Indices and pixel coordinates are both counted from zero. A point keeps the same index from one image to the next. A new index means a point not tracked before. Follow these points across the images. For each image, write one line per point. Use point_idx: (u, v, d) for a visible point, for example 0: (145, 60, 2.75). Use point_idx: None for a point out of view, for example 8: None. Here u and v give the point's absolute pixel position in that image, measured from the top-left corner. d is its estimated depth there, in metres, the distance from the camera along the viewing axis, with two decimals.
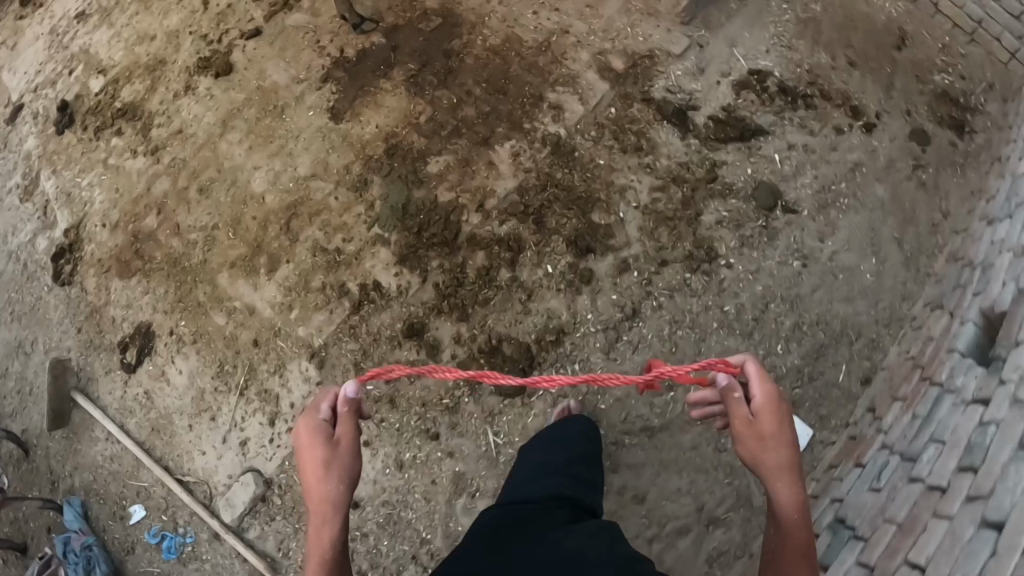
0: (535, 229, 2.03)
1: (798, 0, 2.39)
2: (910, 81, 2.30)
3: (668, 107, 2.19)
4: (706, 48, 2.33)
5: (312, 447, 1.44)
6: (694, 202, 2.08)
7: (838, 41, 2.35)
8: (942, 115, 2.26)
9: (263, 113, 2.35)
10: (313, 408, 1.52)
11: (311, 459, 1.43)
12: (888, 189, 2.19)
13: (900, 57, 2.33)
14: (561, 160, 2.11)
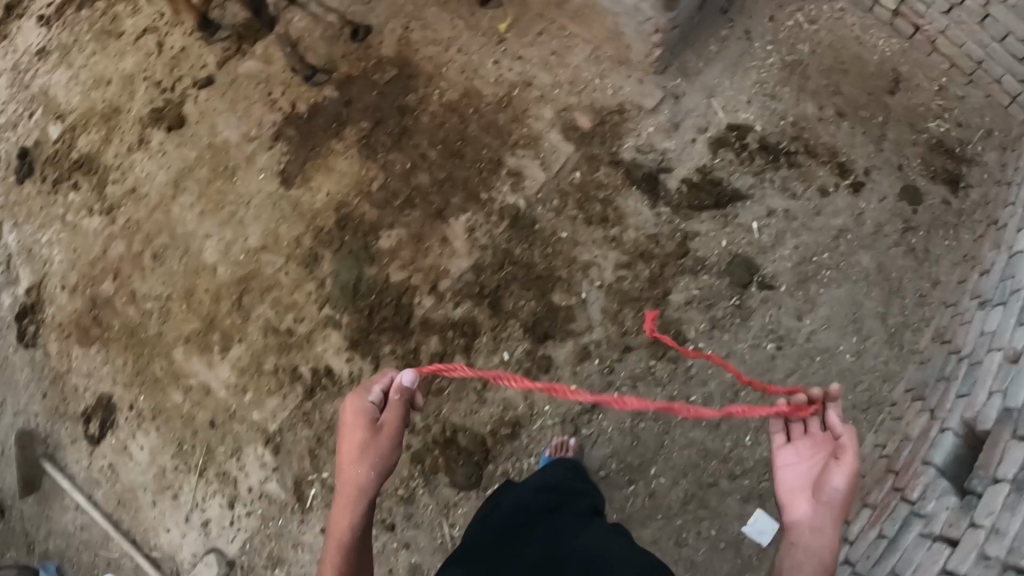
0: (491, 313, 1.93)
1: (784, 42, 2.26)
2: (901, 130, 2.21)
3: (637, 171, 2.04)
4: (682, 98, 2.16)
5: (354, 429, 1.40)
6: (662, 279, 1.94)
7: (826, 87, 2.23)
8: (936, 168, 2.17)
9: (214, 176, 2.23)
10: (367, 387, 1.46)
11: (349, 443, 1.40)
12: (873, 258, 2.05)
13: (892, 104, 2.24)
14: (520, 234, 1.97)
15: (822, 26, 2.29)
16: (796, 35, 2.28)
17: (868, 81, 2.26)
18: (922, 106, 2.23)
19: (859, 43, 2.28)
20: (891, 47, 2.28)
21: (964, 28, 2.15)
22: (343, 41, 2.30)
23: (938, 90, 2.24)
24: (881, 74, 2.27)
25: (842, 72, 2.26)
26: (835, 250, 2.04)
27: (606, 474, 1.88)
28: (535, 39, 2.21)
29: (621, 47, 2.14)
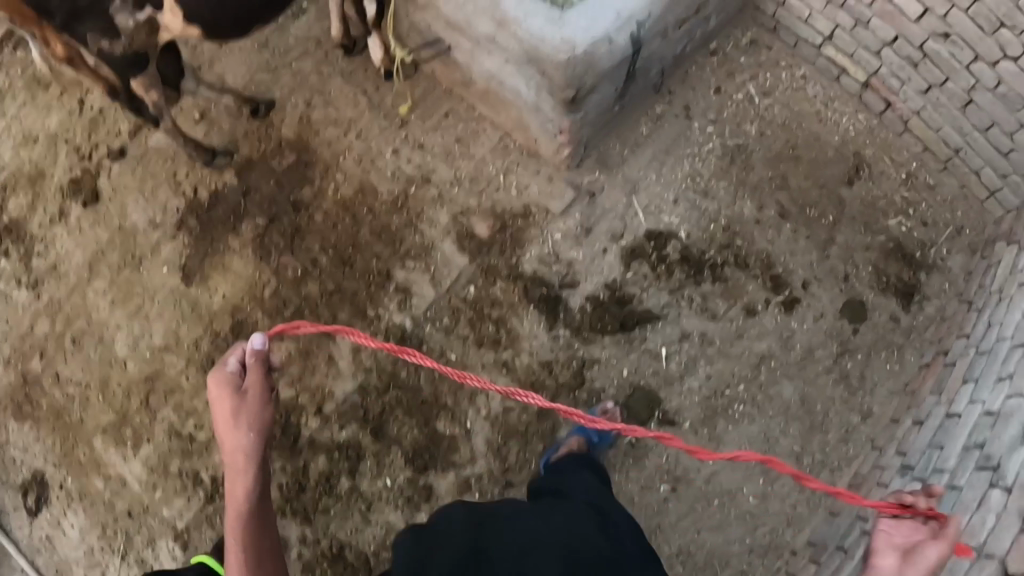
0: (374, 438, 1.89)
1: (725, 122, 2.06)
2: (851, 232, 2.01)
3: (535, 290, 1.88)
4: (598, 196, 1.94)
5: (220, 401, 1.35)
6: (553, 411, 1.83)
7: (770, 180, 2.01)
8: (891, 276, 1.98)
9: (122, 266, 2.16)
10: (220, 363, 1.43)
11: (220, 418, 1.34)
12: (796, 389, 1.87)
13: (849, 197, 2.04)
14: (406, 356, 1.89)
15: (776, 98, 2.12)
16: (741, 113, 2.09)
17: (823, 168, 2.06)
18: (882, 198, 2.06)
19: (824, 113, 2.12)
20: (858, 124, 2.13)
21: (943, 112, 1.99)
22: (244, 116, 2.15)
23: (904, 181, 2.08)
24: (841, 162, 2.08)
25: (794, 160, 2.04)
26: (755, 379, 1.86)
27: None
28: (439, 122, 2.02)
29: (530, 140, 1.92)
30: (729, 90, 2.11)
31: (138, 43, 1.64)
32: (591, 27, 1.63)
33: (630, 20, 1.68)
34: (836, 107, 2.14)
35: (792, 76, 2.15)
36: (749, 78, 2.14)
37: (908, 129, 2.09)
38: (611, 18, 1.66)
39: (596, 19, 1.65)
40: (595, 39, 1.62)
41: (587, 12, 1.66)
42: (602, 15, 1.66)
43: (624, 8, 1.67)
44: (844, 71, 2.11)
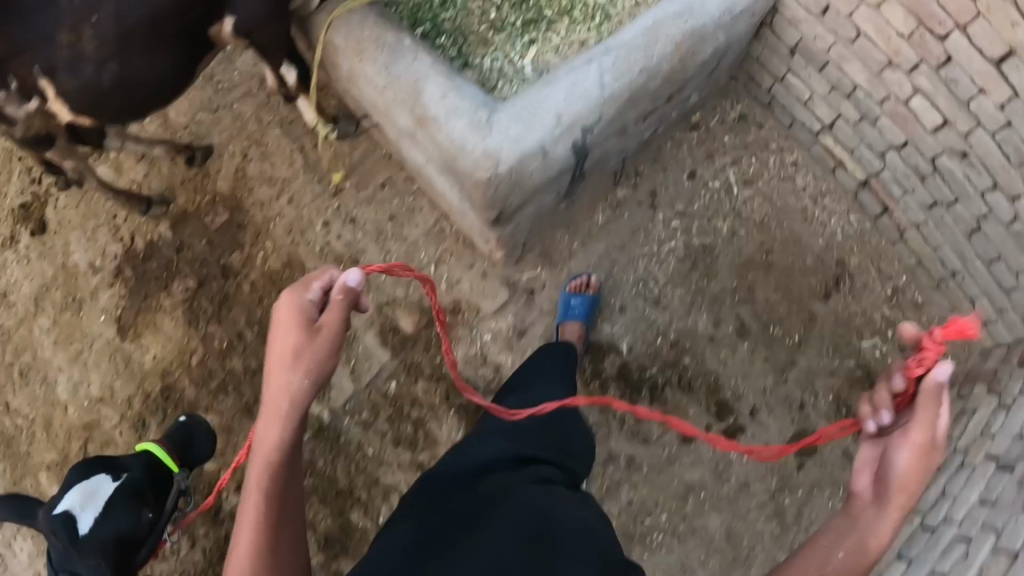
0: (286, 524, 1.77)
1: (694, 217, 1.86)
2: (814, 355, 1.82)
3: (456, 393, 1.78)
4: (537, 295, 1.80)
5: (284, 332, 1.04)
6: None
7: (732, 290, 1.81)
8: (852, 406, 1.80)
9: (63, 308, 2.06)
10: (299, 287, 1.10)
11: (281, 350, 1.04)
12: (722, 521, 1.75)
13: (821, 313, 1.84)
14: (323, 444, 1.79)
15: (756, 190, 1.90)
16: (715, 204, 1.88)
17: (794, 278, 1.85)
18: (858, 314, 1.85)
19: (810, 211, 1.89)
20: (848, 228, 1.89)
21: (946, 232, 1.75)
22: (181, 162, 2.02)
23: (887, 298, 1.87)
24: (816, 271, 1.86)
25: (764, 267, 1.84)
26: (680, 507, 1.76)
27: None
28: (375, 193, 1.87)
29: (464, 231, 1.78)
30: (706, 175, 1.90)
31: (36, 128, 1.55)
32: (521, 134, 1.41)
33: (575, 123, 1.45)
34: (827, 205, 1.90)
35: (779, 164, 1.92)
36: (727, 162, 1.91)
37: (907, 239, 1.86)
38: (548, 123, 1.43)
39: (531, 122, 1.42)
40: (524, 150, 1.40)
41: (520, 114, 1.43)
42: (537, 117, 1.43)
43: (566, 110, 1.44)
44: (841, 164, 1.87)
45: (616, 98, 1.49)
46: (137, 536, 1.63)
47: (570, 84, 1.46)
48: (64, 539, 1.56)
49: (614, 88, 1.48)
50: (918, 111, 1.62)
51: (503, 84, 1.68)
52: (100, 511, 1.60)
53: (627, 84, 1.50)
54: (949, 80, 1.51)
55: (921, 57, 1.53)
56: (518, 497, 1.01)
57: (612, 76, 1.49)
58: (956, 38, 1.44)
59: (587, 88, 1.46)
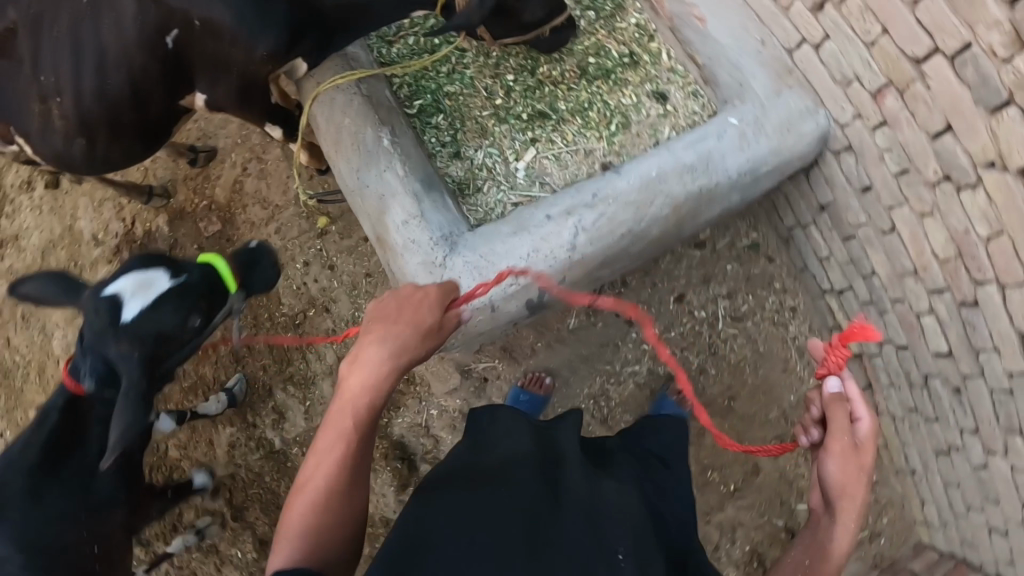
0: (227, 526, 1.83)
1: (668, 342, 1.83)
2: (745, 506, 1.80)
3: (394, 452, 1.86)
4: (491, 383, 1.86)
5: (423, 306, 1.03)
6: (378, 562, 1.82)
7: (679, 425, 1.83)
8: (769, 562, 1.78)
9: (63, 271, 1.99)
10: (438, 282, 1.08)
11: (409, 320, 1.00)
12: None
13: (766, 467, 1.81)
14: (274, 462, 1.85)
15: (740, 330, 1.81)
16: (691, 334, 1.82)
17: (749, 429, 1.81)
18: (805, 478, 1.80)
19: (793, 366, 1.80)
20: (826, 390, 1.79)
21: (919, 437, 1.58)
22: (183, 161, 1.97)
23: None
24: (774, 424, 1.80)
25: (720, 410, 1.82)
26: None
27: None
28: (357, 245, 1.89)
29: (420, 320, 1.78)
30: (694, 302, 1.82)
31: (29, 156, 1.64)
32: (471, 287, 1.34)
33: (533, 284, 1.36)
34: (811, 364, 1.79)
35: (772, 308, 1.80)
36: (720, 292, 1.81)
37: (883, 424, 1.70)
38: (502, 280, 1.34)
39: (484, 276, 1.34)
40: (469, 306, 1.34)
41: (476, 263, 1.35)
42: (492, 272, 1.34)
43: (526, 270, 1.34)
44: (839, 329, 1.73)
45: (588, 260, 1.38)
46: (177, 340, 1.43)
47: (539, 239, 1.35)
48: (106, 320, 1.37)
49: (586, 251, 1.36)
50: (931, 330, 1.40)
51: (488, 185, 1.56)
52: (150, 300, 1.39)
53: (602, 247, 1.37)
54: (969, 322, 1.30)
55: (948, 286, 1.31)
56: (581, 497, 0.95)
57: (588, 236, 1.35)
58: (991, 291, 1.22)
59: (555, 249, 1.35)
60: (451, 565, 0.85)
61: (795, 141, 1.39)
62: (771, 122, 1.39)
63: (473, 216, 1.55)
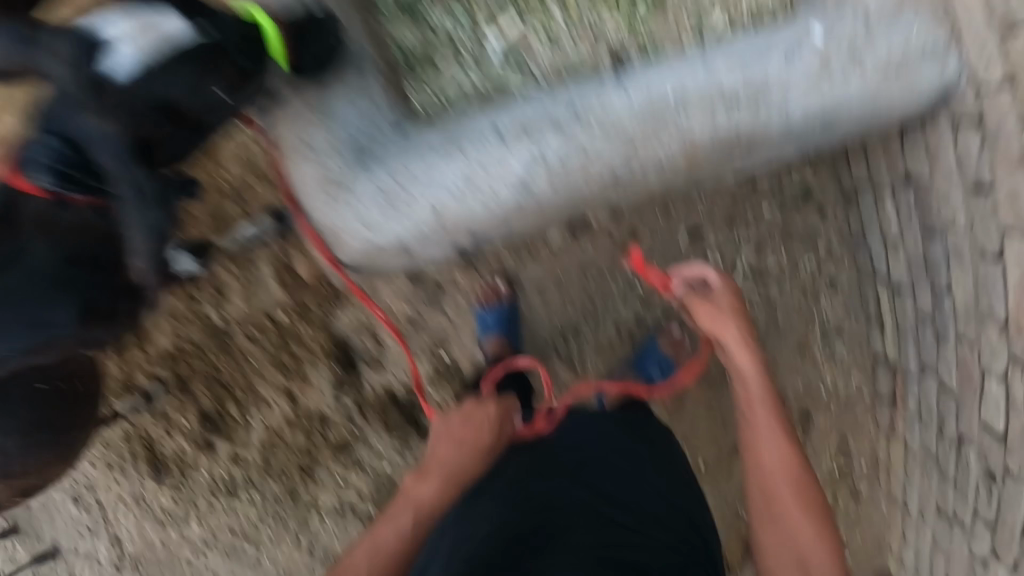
0: (176, 395, 1.84)
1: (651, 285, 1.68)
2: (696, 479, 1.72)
3: (336, 349, 1.76)
4: (444, 302, 1.72)
5: (479, 430, 1.47)
6: (313, 453, 1.85)
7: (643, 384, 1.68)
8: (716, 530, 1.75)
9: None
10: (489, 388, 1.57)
11: (474, 445, 1.45)
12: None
13: (723, 442, 1.73)
14: (218, 342, 1.79)
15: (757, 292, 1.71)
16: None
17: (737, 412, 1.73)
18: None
19: (812, 357, 1.73)
20: (834, 389, 1.72)
21: (927, 402, 1.58)
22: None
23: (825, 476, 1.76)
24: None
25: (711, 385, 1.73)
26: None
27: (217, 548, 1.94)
28: None
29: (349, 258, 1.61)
30: (707, 254, 1.70)
31: None
32: (379, 220, 1.19)
33: (457, 224, 1.22)
34: (834, 353, 1.72)
35: (811, 285, 1.70)
36: (749, 238, 1.69)
37: (873, 430, 1.72)
38: (419, 213, 1.19)
39: (392, 210, 1.19)
40: (374, 235, 1.21)
41: (390, 191, 1.19)
42: (399, 203, 1.19)
43: (451, 204, 1.20)
44: (878, 324, 1.67)
45: (523, 201, 1.21)
46: (179, 103, 1.08)
47: (467, 169, 1.18)
48: (77, 32, 0.95)
49: (523, 192, 1.20)
50: (986, 349, 1.29)
51: (455, 70, 1.40)
52: (154, 50, 1.04)
53: (543, 191, 1.20)
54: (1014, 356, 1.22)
55: None
56: (591, 477, 1.25)
57: (526, 179, 1.19)
58: None
59: (486, 185, 1.19)
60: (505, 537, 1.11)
61: (900, 92, 1.17)
62: (871, 62, 1.14)
63: (417, 101, 1.38)
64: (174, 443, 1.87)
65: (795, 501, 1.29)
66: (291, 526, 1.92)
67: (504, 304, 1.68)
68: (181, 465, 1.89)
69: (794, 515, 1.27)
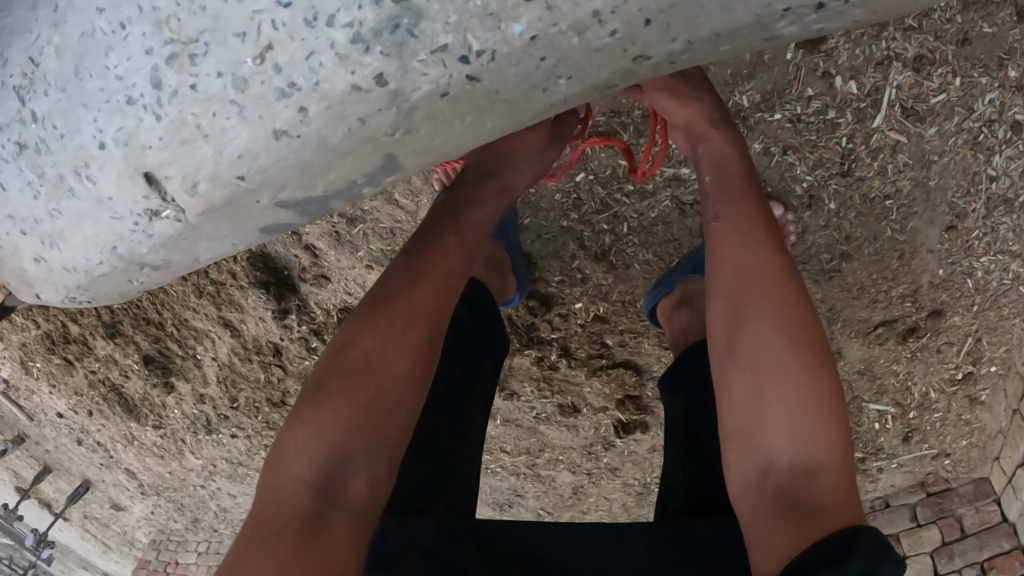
0: (105, 338, 1.48)
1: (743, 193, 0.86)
2: None
3: (266, 265, 1.28)
4: (412, 184, 1.17)
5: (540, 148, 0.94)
6: (278, 384, 1.45)
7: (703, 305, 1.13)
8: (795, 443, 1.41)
9: None
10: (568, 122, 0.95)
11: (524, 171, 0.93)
12: (572, 484, 1.53)
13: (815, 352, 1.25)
14: None
15: (908, 142, 1.10)
16: (822, 132, 1.11)
17: (848, 309, 1.27)
18: (895, 377, 1.34)
19: (965, 238, 1.17)
20: (985, 281, 1.20)
21: None
22: None
23: (948, 379, 1.32)
24: (887, 306, 1.26)
25: (816, 275, 1.25)
26: (529, 458, 1.50)
27: (236, 475, 1.78)
28: None
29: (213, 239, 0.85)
30: (833, 75, 1.06)
31: None
32: (51, 226, 0.70)
33: (238, 227, 0.67)
34: (999, 237, 1.15)
35: (990, 141, 1.08)
36: (907, 61, 1.04)
37: (1020, 334, 1.25)
38: (114, 204, 0.65)
39: (69, 212, 0.68)
40: (67, 259, 0.72)
41: (28, 141, 0.66)
42: (55, 177, 0.66)
43: (170, 170, 0.61)
44: None
45: (356, 157, 0.61)
46: None
47: (159, 25, 0.55)
48: None
49: (345, 133, 0.58)
50: None
51: None
52: None
53: (407, 112, 0.57)
54: None
55: None
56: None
57: (342, 76, 0.54)
58: None
59: (236, 121, 0.57)
60: None
61: None
62: None
63: None
64: (135, 386, 1.59)
65: (783, 339, 0.74)
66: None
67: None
68: (151, 405, 1.64)
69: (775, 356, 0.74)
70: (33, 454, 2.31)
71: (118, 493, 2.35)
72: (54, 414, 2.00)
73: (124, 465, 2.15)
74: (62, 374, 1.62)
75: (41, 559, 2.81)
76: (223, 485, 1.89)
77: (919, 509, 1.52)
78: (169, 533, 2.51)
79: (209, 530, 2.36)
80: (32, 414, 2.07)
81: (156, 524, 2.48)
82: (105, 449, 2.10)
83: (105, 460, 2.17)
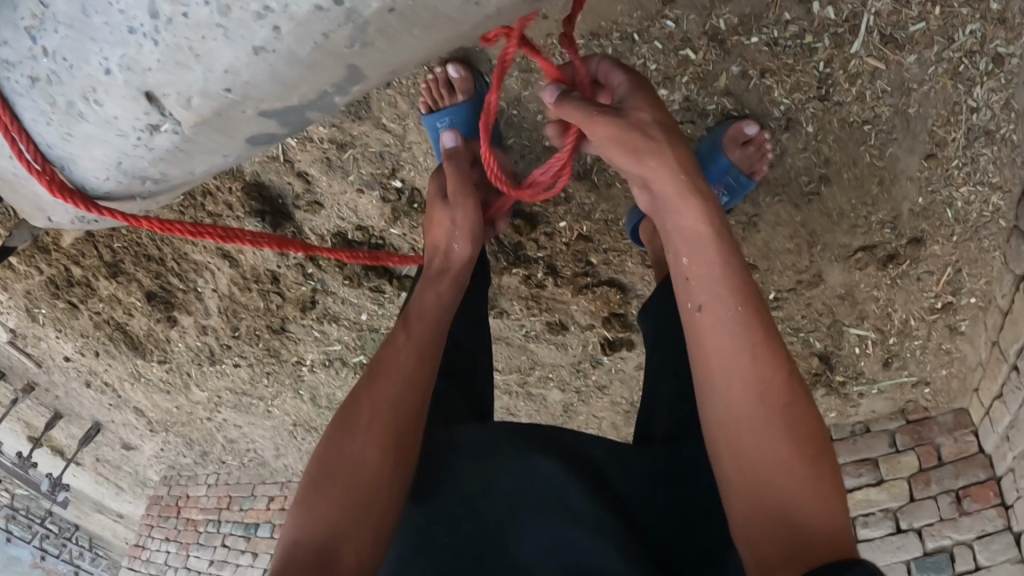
0: (108, 278, 1.53)
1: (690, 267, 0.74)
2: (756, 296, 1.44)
3: (259, 195, 1.32)
4: (398, 111, 1.20)
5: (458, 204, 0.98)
6: (278, 311, 1.52)
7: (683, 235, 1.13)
8: None
9: None
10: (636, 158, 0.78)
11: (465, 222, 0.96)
12: (562, 401, 1.62)
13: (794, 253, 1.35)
14: None
15: (886, 69, 1.13)
16: (799, 56, 1.13)
17: (827, 233, 1.32)
18: (876, 303, 1.40)
19: (944, 167, 1.21)
20: (966, 211, 1.25)
21: None
22: None
23: (929, 308, 1.38)
24: (867, 232, 1.31)
25: (795, 197, 1.30)
26: (521, 376, 1.60)
27: (242, 404, 1.87)
28: None
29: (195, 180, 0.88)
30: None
31: None
32: (61, 150, 0.75)
33: (226, 138, 0.78)
34: (980, 168, 1.20)
35: (971, 72, 1.11)
36: None
37: (1001, 268, 1.30)
38: (120, 123, 0.72)
39: (80, 136, 0.73)
40: (79, 178, 0.78)
41: (39, 75, 0.68)
42: (66, 105, 0.70)
43: (167, 89, 0.68)
44: None
45: (323, 69, 0.70)
46: None
47: None
48: None
49: (312, 47, 0.65)
50: None
51: None
52: None
53: (363, 26, 0.64)
54: None
55: None
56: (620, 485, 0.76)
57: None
58: None
59: (221, 42, 0.63)
60: (451, 521, 0.73)
61: None
62: None
63: None
64: (139, 323, 1.65)
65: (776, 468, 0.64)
66: (289, 381, 1.70)
67: (461, 99, 1.14)
68: (156, 340, 1.69)
69: (783, 486, 0.64)
70: (41, 400, 2.38)
71: (129, 433, 2.45)
72: (63, 358, 2.06)
73: (132, 404, 2.24)
74: (66, 315, 1.67)
75: (57, 500, 2.93)
76: (230, 417, 1.97)
77: (899, 436, 1.61)
78: (179, 469, 2.62)
79: (218, 463, 2.48)
80: (37, 360, 2.13)
81: (167, 460, 2.59)
82: (113, 390, 2.19)
83: (113, 400, 2.25)
